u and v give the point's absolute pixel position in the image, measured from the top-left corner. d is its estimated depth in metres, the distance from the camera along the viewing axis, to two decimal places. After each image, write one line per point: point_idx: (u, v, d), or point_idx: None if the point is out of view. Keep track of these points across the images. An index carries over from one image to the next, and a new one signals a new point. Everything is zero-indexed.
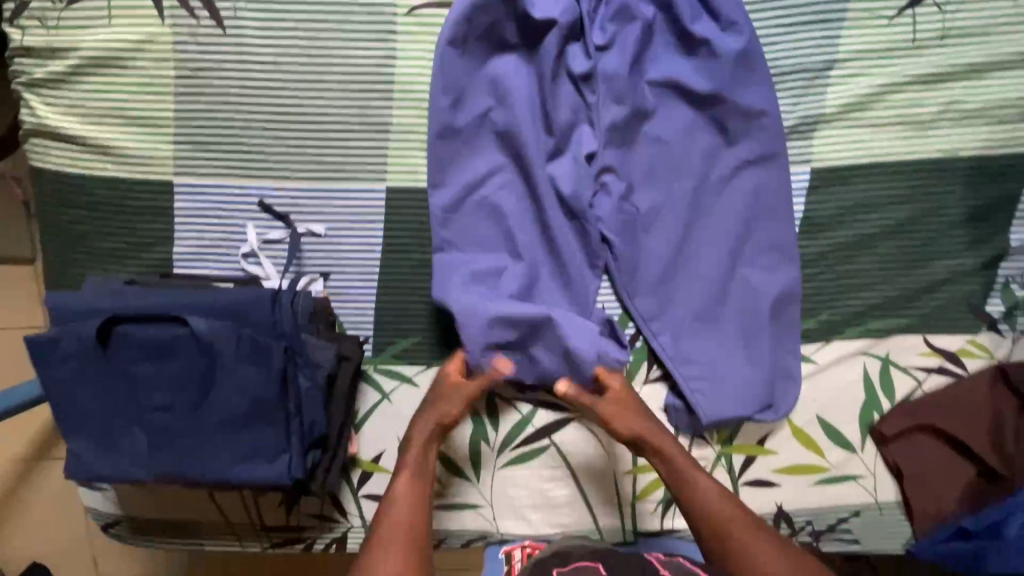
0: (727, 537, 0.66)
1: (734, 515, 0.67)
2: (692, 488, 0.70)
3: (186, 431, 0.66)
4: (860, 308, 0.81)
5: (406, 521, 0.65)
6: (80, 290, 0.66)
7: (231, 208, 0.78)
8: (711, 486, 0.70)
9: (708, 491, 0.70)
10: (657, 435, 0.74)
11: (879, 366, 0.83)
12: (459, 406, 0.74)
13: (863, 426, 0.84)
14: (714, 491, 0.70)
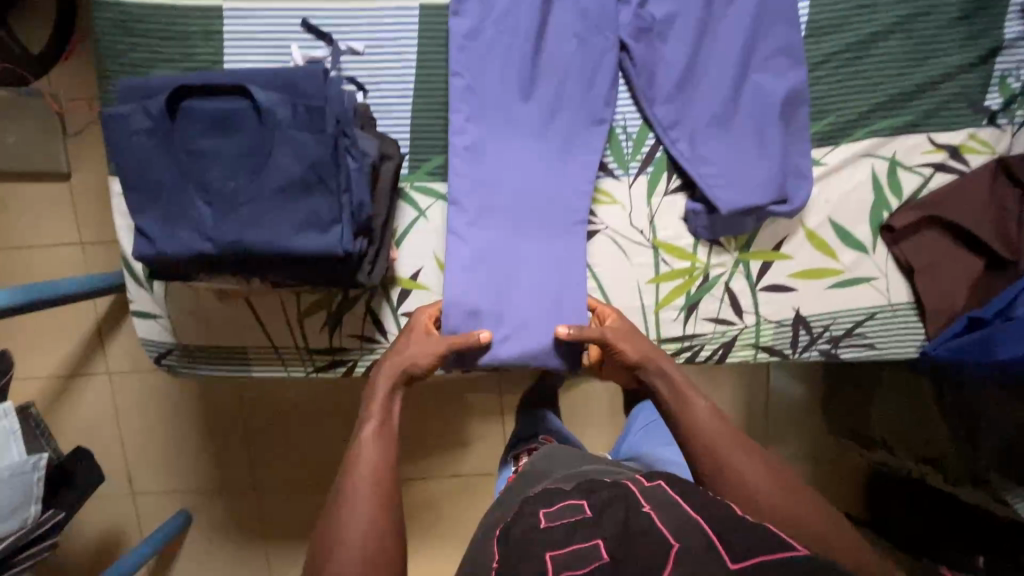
0: (706, 447, 0.71)
1: (720, 430, 0.72)
2: (683, 404, 0.75)
3: (247, 199, 0.72)
4: (865, 108, 0.86)
5: (370, 461, 0.70)
6: (148, 77, 0.73)
7: (277, 28, 0.84)
8: (701, 405, 0.74)
9: (699, 410, 0.74)
10: (658, 360, 0.79)
11: (886, 167, 0.87)
12: (423, 352, 0.80)
13: (874, 226, 0.89)
14: (699, 408, 0.74)
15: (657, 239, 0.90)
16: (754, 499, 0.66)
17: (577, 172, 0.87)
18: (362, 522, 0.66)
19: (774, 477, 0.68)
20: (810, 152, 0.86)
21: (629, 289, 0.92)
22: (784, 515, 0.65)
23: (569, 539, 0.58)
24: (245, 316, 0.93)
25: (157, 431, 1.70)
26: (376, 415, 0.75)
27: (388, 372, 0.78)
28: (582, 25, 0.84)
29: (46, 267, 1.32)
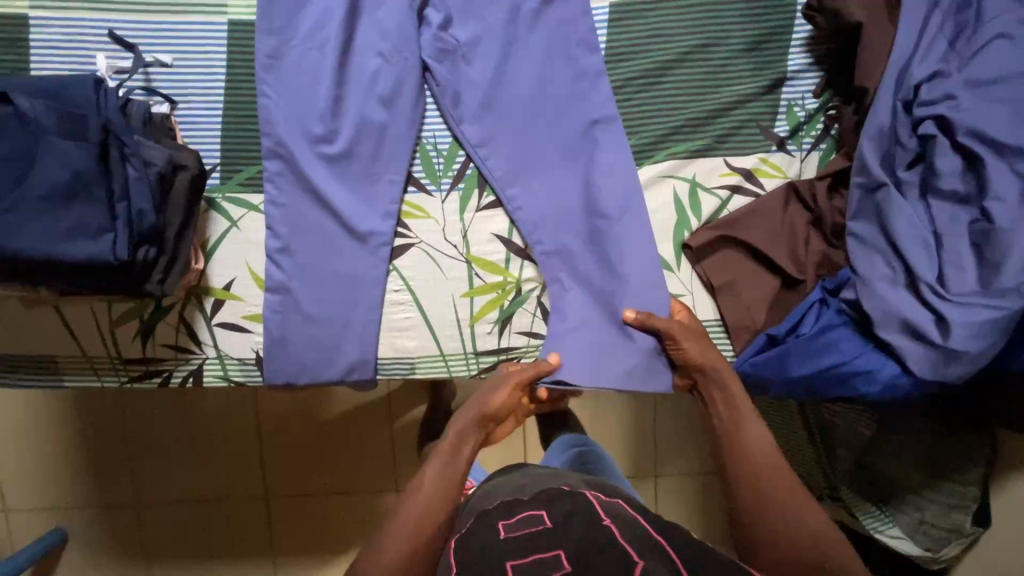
0: (754, 468, 0.77)
1: (770, 460, 0.77)
2: (739, 426, 0.81)
3: (9, 206, 0.70)
4: (663, 133, 0.90)
5: (451, 468, 0.80)
6: None
7: (82, 38, 0.85)
8: (755, 430, 0.80)
9: (755, 437, 0.79)
10: (718, 370, 0.85)
11: (687, 188, 0.91)
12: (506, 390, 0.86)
13: (678, 245, 0.92)
14: (763, 440, 0.79)
15: (471, 253, 0.92)
16: (769, 527, 0.72)
17: (392, 190, 0.90)
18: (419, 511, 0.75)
19: (789, 502, 0.73)
20: (629, 163, 0.89)
21: (445, 302, 0.93)
22: (805, 546, 0.71)
23: (530, 549, 0.65)
24: (56, 325, 0.92)
25: (34, 446, 1.63)
26: (456, 439, 0.83)
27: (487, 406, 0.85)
28: (387, 45, 0.87)
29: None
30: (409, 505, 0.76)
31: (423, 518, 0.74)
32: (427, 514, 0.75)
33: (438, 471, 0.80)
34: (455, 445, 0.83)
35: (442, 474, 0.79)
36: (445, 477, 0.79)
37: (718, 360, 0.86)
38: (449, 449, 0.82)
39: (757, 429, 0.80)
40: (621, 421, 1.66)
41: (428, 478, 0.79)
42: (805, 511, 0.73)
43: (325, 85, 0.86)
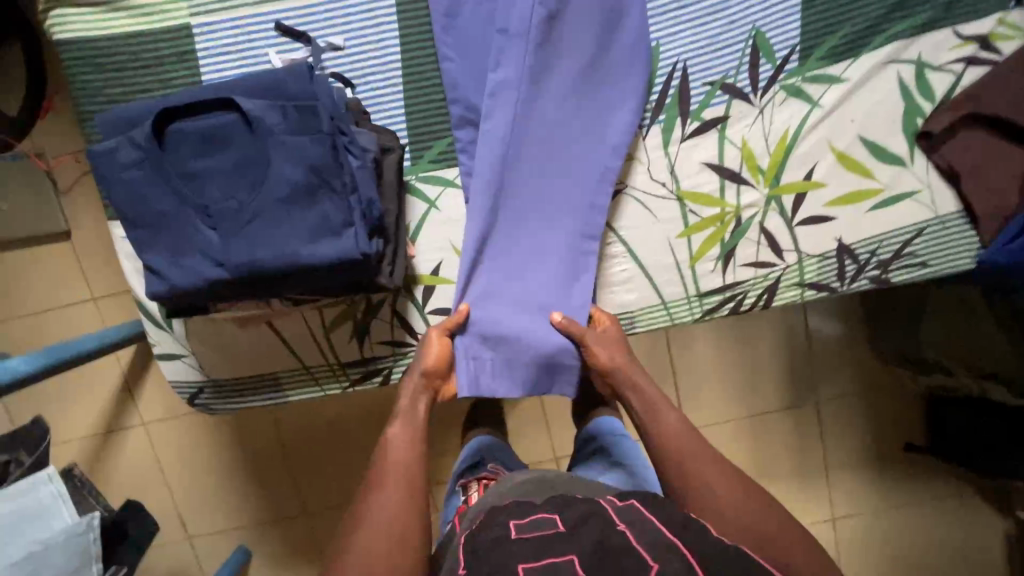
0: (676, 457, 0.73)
1: (690, 445, 0.74)
2: (656, 417, 0.77)
3: (251, 217, 0.68)
4: (881, 13, 0.80)
5: (404, 456, 0.73)
6: (128, 106, 0.70)
7: (250, 37, 0.80)
8: (670, 414, 0.76)
9: (672, 420, 0.76)
10: (632, 370, 0.81)
11: (912, 71, 0.82)
12: (444, 354, 0.81)
13: (909, 136, 0.84)
14: (697, 438, 0.74)
15: (681, 189, 0.85)
16: (728, 509, 0.68)
17: (588, 136, 0.84)
18: (392, 518, 0.68)
19: (740, 492, 0.70)
20: (842, 54, 0.82)
21: (639, 249, 0.87)
22: (742, 530, 0.67)
23: (543, 552, 0.56)
24: (271, 341, 0.90)
25: (202, 475, 1.67)
26: (415, 427, 0.76)
27: (415, 394, 0.79)
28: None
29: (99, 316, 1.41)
30: (370, 517, 0.68)
31: (401, 505, 0.70)
32: (400, 517, 0.68)
33: (402, 466, 0.72)
34: (402, 436, 0.75)
35: (406, 469, 0.72)
36: (408, 459, 0.73)
37: (630, 369, 0.81)
38: (410, 432, 0.75)
39: (669, 415, 0.77)
40: (778, 356, 1.54)
41: (385, 474, 0.72)
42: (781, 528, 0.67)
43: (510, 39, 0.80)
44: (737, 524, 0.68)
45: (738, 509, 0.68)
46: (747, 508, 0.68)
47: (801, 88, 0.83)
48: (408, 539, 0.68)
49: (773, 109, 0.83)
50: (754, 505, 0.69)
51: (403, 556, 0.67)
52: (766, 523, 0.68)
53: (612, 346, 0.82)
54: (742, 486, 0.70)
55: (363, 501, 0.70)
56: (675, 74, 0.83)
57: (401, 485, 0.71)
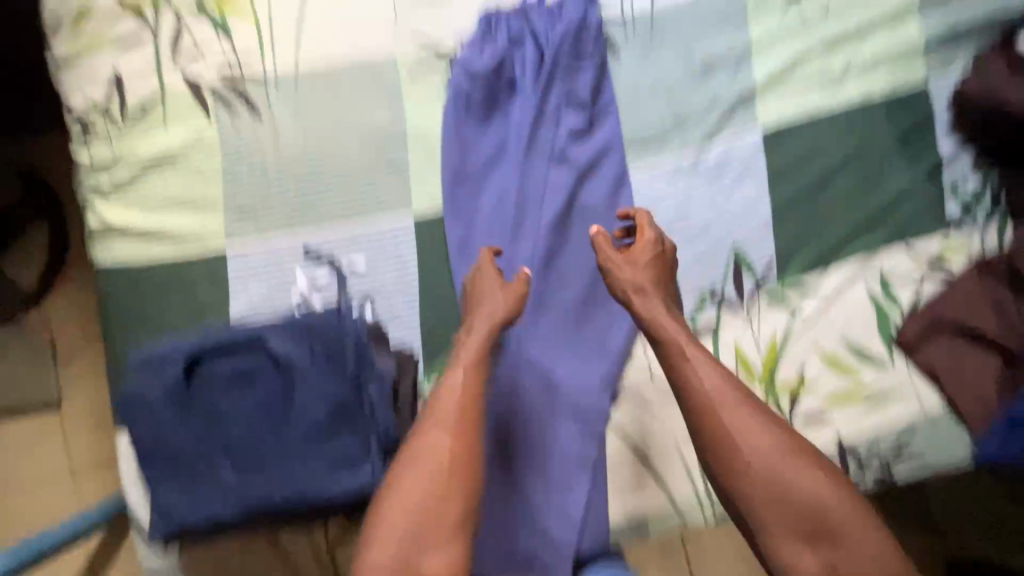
0: (703, 418, 0.74)
1: (722, 393, 0.74)
2: (691, 394, 0.75)
3: (270, 455, 0.69)
4: (844, 235, 0.92)
5: (462, 395, 0.71)
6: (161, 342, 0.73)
7: (280, 258, 0.86)
8: (704, 372, 0.75)
9: (708, 386, 0.74)
10: (669, 330, 0.78)
11: (879, 282, 0.91)
12: (509, 300, 0.78)
13: (887, 340, 0.90)
14: (726, 387, 0.74)
15: None
16: (756, 486, 0.71)
17: (591, 348, 0.89)
18: (444, 462, 0.67)
19: (773, 450, 0.71)
20: (815, 268, 0.91)
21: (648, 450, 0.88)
22: (773, 502, 0.70)
23: None
24: (273, 558, 0.84)
25: None
26: (472, 360, 0.73)
27: (486, 324, 0.76)
28: (566, 210, 0.89)
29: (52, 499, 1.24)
30: (413, 469, 0.67)
31: (442, 475, 0.66)
32: (449, 484, 0.66)
33: (458, 398, 0.71)
34: (462, 372, 0.72)
35: (465, 406, 0.70)
36: (460, 414, 0.70)
37: (662, 318, 0.79)
38: (477, 349, 0.74)
39: (708, 371, 0.75)
40: None
41: (432, 432, 0.69)
42: (816, 509, 0.69)
43: (517, 265, 0.88)
44: (791, 558, 0.69)
45: (784, 475, 0.70)
46: (788, 520, 0.69)
47: (781, 296, 0.91)
48: (443, 516, 0.65)
49: (759, 316, 0.91)
50: (793, 521, 0.69)
51: (428, 537, 0.65)
52: (825, 496, 0.69)
53: (642, 276, 0.82)
54: (773, 437, 0.71)
55: (413, 440, 0.69)
56: None
57: (445, 436, 0.68)
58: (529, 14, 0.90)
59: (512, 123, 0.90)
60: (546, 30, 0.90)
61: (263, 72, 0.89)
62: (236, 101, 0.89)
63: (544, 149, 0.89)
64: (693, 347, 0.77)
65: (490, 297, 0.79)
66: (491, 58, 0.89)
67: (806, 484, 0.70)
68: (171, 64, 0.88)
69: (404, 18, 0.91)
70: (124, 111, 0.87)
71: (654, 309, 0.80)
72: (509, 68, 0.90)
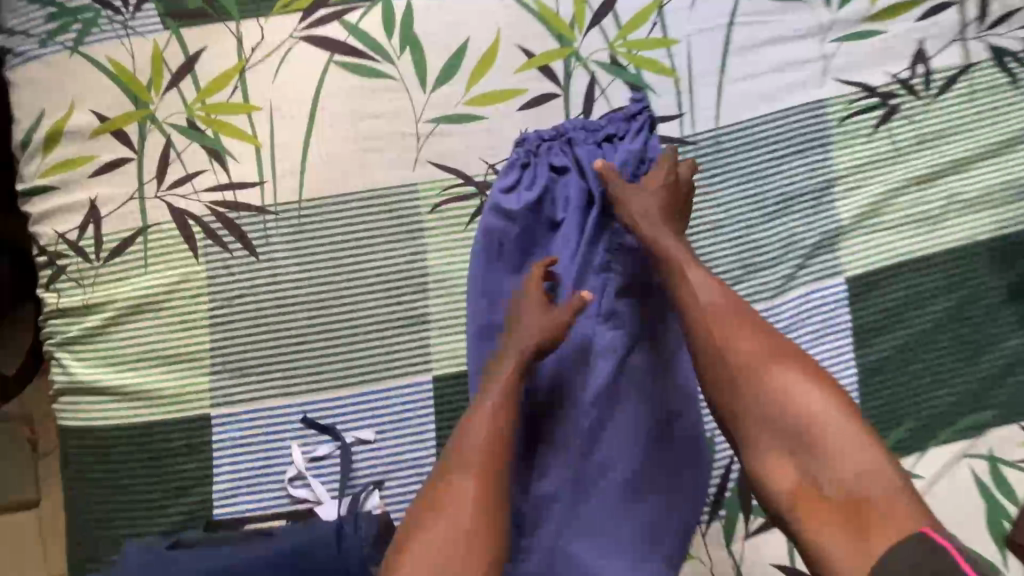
0: (706, 334, 0.64)
1: (748, 351, 0.61)
2: (691, 302, 0.66)
3: None
4: (942, 407, 0.77)
5: (494, 422, 0.64)
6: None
7: (275, 428, 0.74)
8: (698, 279, 0.66)
9: (699, 299, 0.65)
10: (692, 271, 0.67)
11: (986, 466, 0.76)
12: (539, 316, 0.71)
13: (998, 540, 0.75)
14: (741, 327, 0.63)
15: None
16: (758, 418, 0.59)
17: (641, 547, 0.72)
18: (467, 505, 0.59)
19: (759, 349, 0.61)
20: (909, 447, 0.76)
21: None
22: (745, 376, 0.61)
23: None
24: None
25: None
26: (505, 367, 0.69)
27: (526, 332, 0.70)
28: (615, 376, 0.75)
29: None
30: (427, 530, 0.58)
31: (471, 525, 0.58)
32: (473, 492, 0.60)
33: (485, 435, 0.63)
34: (490, 398, 0.66)
35: (493, 434, 0.64)
36: (486, 447, 0.63)
37: (667, 239, 0.70)
38: (505, 389, 0.67)
39: (752, 338, 0.62)
40: None
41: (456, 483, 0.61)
42: (846, 447, 0.55)
43: (552, 447, 0.74)
44: (754, 449, 0.59)
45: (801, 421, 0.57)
46: (772, 442, 0.58)
47: None
48: (463, 553, 0.57)
49: None
50: (773, 440, 0.58)
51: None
52: (829, 420, 0.56)
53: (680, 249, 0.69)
54: (767, 342, 0.61)
55: (430, 492, 0.61)
56: (733, 469, 0.77)
57: (471, 478, 0.61)
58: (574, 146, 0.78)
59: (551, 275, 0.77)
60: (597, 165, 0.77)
61: (261, 202, 0.77)
62: (227, 237, 0.76)
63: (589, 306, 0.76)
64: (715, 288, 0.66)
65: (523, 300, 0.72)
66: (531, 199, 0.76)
67: (807, 394, 0.58)
68: (156, 194, 0.76)
69: (429, 139, 0.78)
70: (101, 251, 0.76)
71: (663, 234, 0.71)
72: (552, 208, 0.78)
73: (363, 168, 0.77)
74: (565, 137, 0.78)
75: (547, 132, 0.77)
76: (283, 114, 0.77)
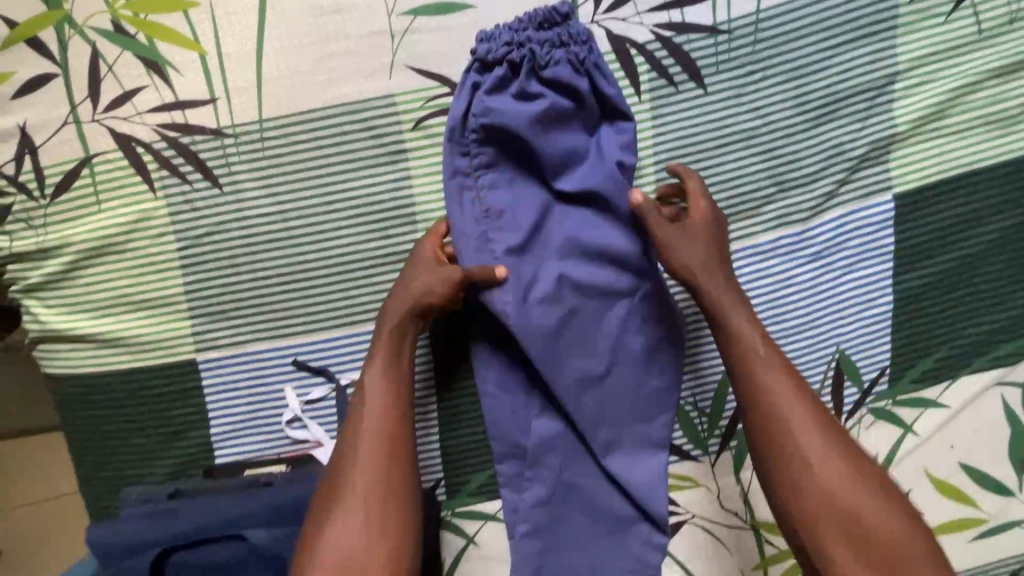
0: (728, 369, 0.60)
1: (757, 367, 0.59)
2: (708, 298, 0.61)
3: None
4: (984, 334, 0.71)
5: (381, 411, 0.60)
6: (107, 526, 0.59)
7: (265, 373, 0.70)
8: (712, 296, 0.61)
9: (724, 320, 0.61)
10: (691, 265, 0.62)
11: (1019, 394, 0.72)
12: (433, 281, 0.64)
13: (1018, 466, 0.73)
14: (772, 363, 0.58)
15: (757, 519, 0.74)
16: (786, 451, 0.56)
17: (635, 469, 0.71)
18: (357, 506, 0.56)
19: (765, 369, 0.58)
20: (940, 375, 0.72)
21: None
22: (764, 414, 0.57)
23: None
24: None
25: None
26: (390, 348, 0.63)
27: (409, 305, 0.64)
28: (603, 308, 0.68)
29: (37, 560, 1.00)
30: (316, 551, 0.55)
31: (370, 508, 0.56)
32: (364, 494, 0.57)
33: (375, 427, 0.60)
34: (375, 389, 0.61)
35: (382, 425, 0.60)
36: (374, 444, 0.59)
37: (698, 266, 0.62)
38: (386, 379, 0.62)
39: (752, 341, 0.60)
40: None
41: (366, 458, 0.58)
42: (847, 463, 0.54)
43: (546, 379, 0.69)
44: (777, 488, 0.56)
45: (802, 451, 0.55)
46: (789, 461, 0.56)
47: (890, 412, 0.72)
48: (356, 551, 0.54)
49: (860, 433, 0.73)
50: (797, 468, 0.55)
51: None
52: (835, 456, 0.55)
53: (687, 239, 0.63)
54: (773, 367, 0.58)
55: (318, 514, 0.57)
56: None
57: (361, 481, 0.57)
58: (572, 43, 0.62)
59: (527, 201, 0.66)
60: (574, 67, 0.62)
61: (217, 123, 0.66)
62: (183, 166, 0.67)
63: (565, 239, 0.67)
64: (713, 278, 0.62)
65: (413, 267, 0.65)
66: (505, 107, 0.62)
67: (793, 398, 0.57)
68: (92, 117, 0.66)
69: (410, 39, 0.65)
70: (44, 187, 0.67)
71: (678, 237, 0.62)
72: (534, 118, 0.62)
73: (334, 79, 0.66)
74: (560, 29, 0.62)
75: (524, 24, 0.62)
76: (234, 14, 0.64)
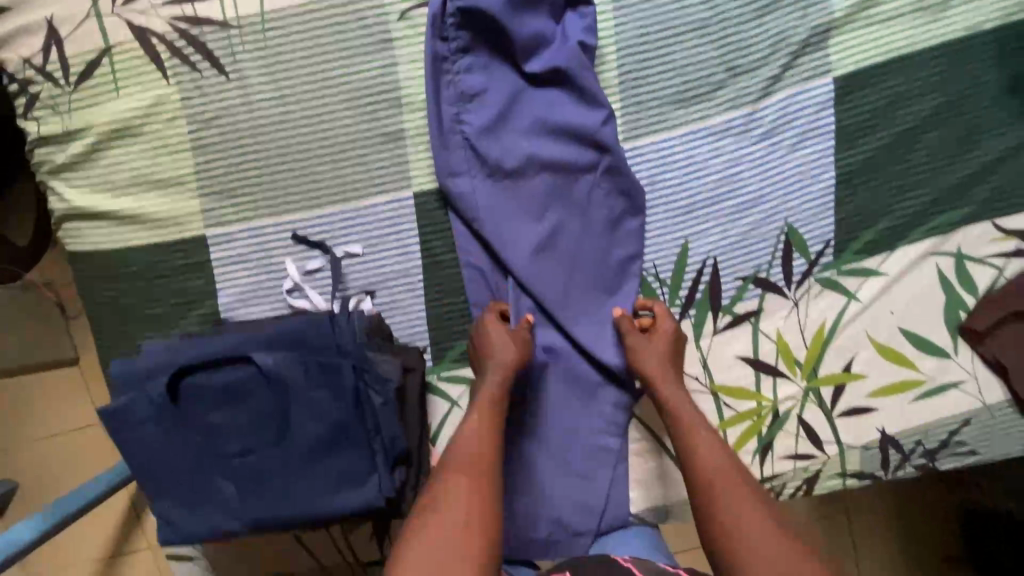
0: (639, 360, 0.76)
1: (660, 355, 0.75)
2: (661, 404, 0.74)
3: (271, 472, 0.65)
4: (918, 207, 0.78)
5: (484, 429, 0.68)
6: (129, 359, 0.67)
7: (267, 246, 0.78)
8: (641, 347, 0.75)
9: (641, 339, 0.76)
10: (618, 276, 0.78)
11: (952, 262, 0.79)
12: (509, 355, 0.73)
13: (951, 329, 0.80)
14: (697, 420, 0.71)
15: (716, 383, 0.82)
16: (693, 447, 0.69)
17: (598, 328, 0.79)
18: (466, 500, 0.60)
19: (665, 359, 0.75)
20: (880, 245, 0.79)
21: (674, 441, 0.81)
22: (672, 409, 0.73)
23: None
24: (293, 544, 0.84)
25: None
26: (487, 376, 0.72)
27: (501, 346, 0.73)
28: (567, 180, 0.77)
29: (51, 484, 1.08)
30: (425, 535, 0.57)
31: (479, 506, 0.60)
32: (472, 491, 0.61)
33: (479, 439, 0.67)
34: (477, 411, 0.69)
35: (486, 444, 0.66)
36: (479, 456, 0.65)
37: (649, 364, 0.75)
38: (488, 410, 0.69)
39: (660, 341, 0.76)
40: None
41: (474, 459, 0.64)
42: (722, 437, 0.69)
43: (519, 242, 0.77)
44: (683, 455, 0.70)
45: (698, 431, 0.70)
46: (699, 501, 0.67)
47: (835, 281, 0.80)
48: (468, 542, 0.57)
49: (808, 301, 0.80)
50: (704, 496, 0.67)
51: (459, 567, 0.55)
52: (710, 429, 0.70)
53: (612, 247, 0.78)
54: (668, 347, 0.75)
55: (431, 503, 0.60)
56: (705, 270, 0.79)
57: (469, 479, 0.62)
58: None
59: (500, 81, 0.75)
60: None
61: (223, 16, 0.74)
62: (193, 55, 0.74)
63: (533, 116, 0.76)
64: (660, 355, 0.75)
65: (488, 330, 0.74)
66: None
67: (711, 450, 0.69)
68: (112, 11, 0.74)
69: None
70: (69, 75, 0.75)
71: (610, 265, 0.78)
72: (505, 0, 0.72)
73: None
74: None
75: None
76: None
